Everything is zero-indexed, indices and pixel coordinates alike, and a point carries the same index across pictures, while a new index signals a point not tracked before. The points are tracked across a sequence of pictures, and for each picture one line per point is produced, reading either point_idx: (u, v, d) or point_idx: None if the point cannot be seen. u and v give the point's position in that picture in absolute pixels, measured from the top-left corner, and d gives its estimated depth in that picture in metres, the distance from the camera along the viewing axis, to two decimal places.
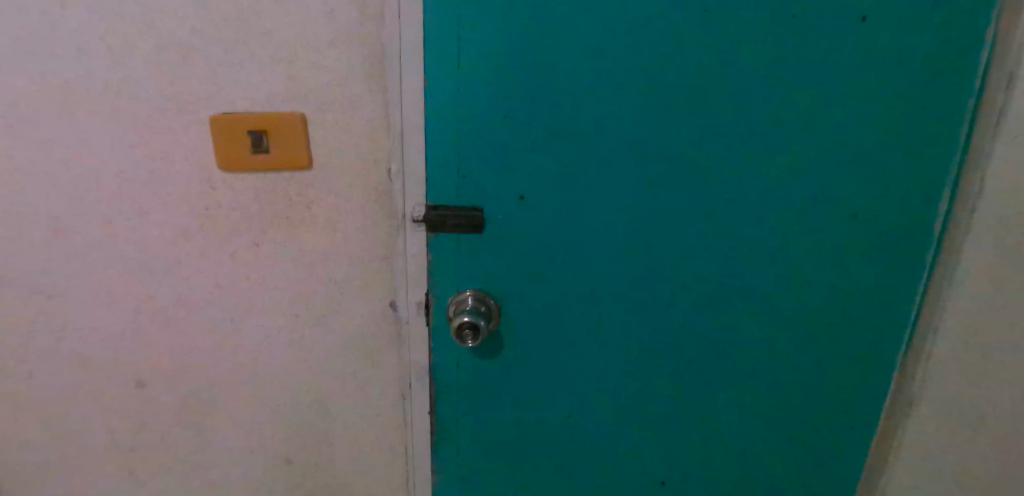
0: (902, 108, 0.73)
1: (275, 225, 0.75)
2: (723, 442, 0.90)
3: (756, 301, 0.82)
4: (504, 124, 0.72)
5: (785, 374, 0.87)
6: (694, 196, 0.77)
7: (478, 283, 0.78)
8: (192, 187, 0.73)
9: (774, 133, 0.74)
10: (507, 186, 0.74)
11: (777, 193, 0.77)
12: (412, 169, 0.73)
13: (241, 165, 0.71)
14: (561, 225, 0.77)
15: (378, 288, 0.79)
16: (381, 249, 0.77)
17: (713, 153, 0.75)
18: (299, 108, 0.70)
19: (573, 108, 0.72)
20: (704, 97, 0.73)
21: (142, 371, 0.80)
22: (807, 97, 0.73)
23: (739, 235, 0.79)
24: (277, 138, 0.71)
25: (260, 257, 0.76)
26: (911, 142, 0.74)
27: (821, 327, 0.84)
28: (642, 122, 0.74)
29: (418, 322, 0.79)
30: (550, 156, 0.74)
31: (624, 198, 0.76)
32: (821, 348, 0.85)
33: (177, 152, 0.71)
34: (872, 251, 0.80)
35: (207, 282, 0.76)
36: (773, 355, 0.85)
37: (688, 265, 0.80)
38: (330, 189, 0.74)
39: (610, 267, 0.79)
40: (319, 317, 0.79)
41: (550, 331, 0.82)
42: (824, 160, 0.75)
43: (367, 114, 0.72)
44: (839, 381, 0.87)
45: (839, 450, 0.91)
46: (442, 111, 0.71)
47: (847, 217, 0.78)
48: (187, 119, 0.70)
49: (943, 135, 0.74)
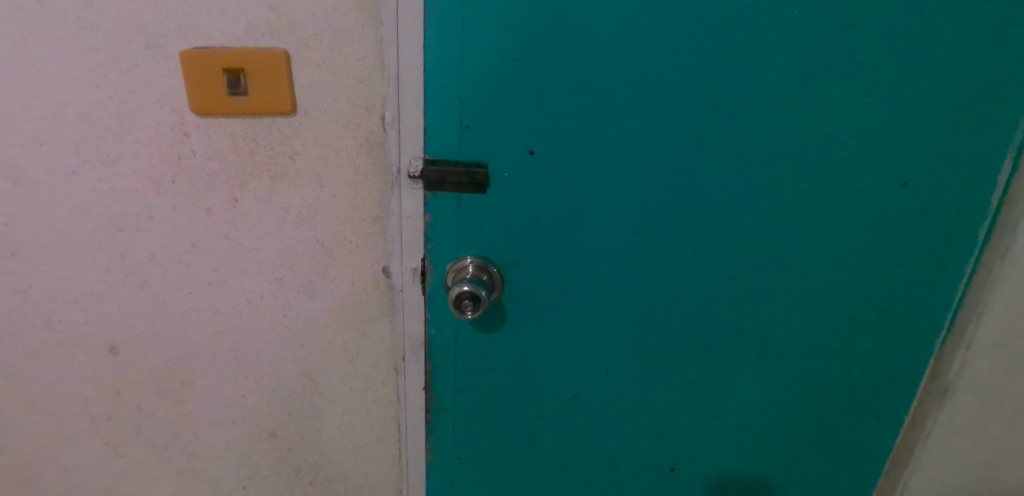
0: (969, 61, 0.65)
1: (255, 178, 0.67)
2: (740, 429, 0.83)
3: (785, 280, 0.75)
4: (514, 68, 0.63)
5: (810, 358, 0.79)
6: (723, 160, 0.68)
7: (480, 249, 0.71)
8: (163, 134, 0.65)
9: (817, 91, 0.66)
10: (516, 140, 0.66)
11: (818, 160, 0.69)
12: (409, 117, 0.65)
13: (217, 109, 0.63)
14: (574, 188, 0.69)
15: (369, 252, 0.71)
16: (373, 208, 0.69)
17: (747, 111, 0.66)
18: (281, 44, 0.62)
19: (594, 52, 0.63)
20: (740, 47, 0.64)
21: (116, 335, 0.75)
22: (856, 52, 0.64)
23: (773, 206, 0.71)
24: (257, 78, 0.62)
25: (239, 215, 0.68)
26: (968, 106, 0.66)
27: (857, 308, 0.76)
28: (670, 73, 0.65)
29: (413, 290, 0.72)
30: (564, 107, 0.65)
31: (647, 158, 0.68)
32: (854, 333, 0.78)
33: (145, 93, 0.63)
34: (917, 228, 0.72)
35: (182, 241, 0.69)
36: (799, 338, 0.78)
37: (712, 236, 0.72)
38: (316, 139, 0.65)
39: (627, 234, 0.71)
40: (305, 282, 0.72)
41: (557, 304, 0.75)
42: (869, 124, 0.67)
43: (358, 54, 0.63)
44: (869, 368, 0.80)
45: (864, 441, 0.84)
46: (444, 52, 0.62)
47: (895, 185, 0.70)
48: (156, 55, 0.62)
49: (1013, 93, 0.66)
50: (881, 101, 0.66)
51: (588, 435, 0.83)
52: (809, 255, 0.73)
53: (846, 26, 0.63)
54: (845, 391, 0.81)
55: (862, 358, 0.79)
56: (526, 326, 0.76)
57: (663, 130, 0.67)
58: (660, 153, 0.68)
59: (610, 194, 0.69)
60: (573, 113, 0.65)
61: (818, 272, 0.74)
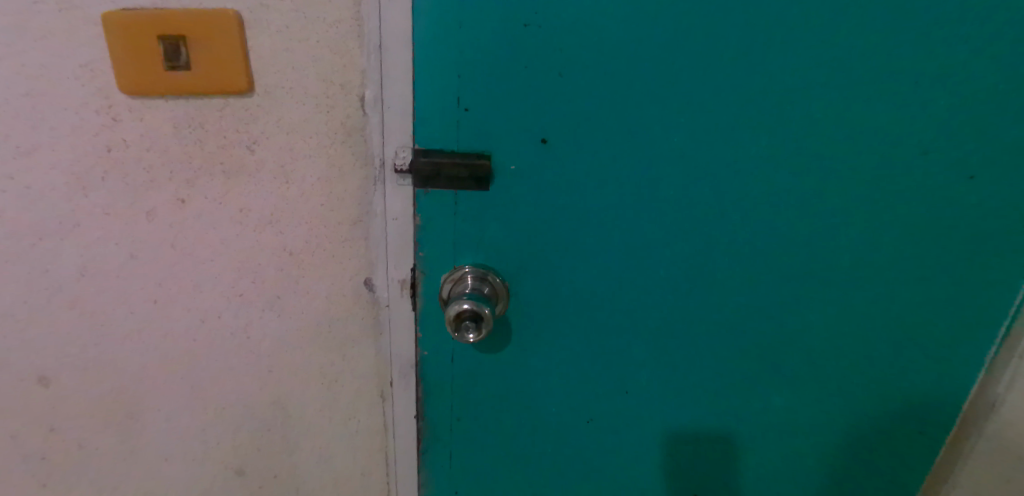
0: None
1: (205, 173, 0.54)
2: (764, 452, 0.71)
3: (822, 284, 0.62)
4: (525, 36, 0.51)
5: (862, 382, 0.67)
6: (770, 146, 0.56)
7: (482, 257, 0.59)
8: (87, 120, 0.52)
9: (892, 63, 0.54)
10: (525, 125, 0.54)
11: (885, 145, 0.57)
12: (394, 98, 0.52)
13: (153, 88, 0.50)
14: (592, 180, 0.57)
15: (348, 262, 0.59)
16: (352, 209, 0.56)
17: (804, 88, 0.54)
18: (231, 4, 0.49)
19: (621, 15, 0.51)
20: (801, 8, 0.52)
21: (45, 364, 0.62)
22: (944, 14, 0.52)
23: (829, 203, 0.59)
24: (201, 48, 0.49)
25: (188, 219, 0.56)
26: None
27: (921, 325, 0.64)
28: (711, 40, 0.53)
29: (402, 306, 0.61)
30: (582, 83, 0.53)
31: (681, 145, 0.56)
32: (916, 354, 0.65)
33: (62, 68, 0.50)
34: (998, 229, 0.59)
35: (119, 249, 0.57)
36: (851, 359, 0.66)
37: (755, 238, 0.60)
38: (280, 124, 0.53)
39: (654, 236, 0.60)
40: (271, 298, 0.60)
41: (570, 320, 0.63)
42: (952, 103, 0.55)
43: (330, 16, 0.50)
44: (929, 394, 0.67)
45: (899, 464, 0.71)
46: (437, 14, 0.50)
47: (960, 179, 0.58)
48: (73, 18, 0.49)
49: None
50: (956, 72, 0.54)
51: (604, 464, 0.72)
52: (867, 259, 0.61)
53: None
54: (899, 421, 0.69)
55: (922, 383, 0.67)
56: (535, 344, 0.64)
57: (701, 110, 0.55)
58: (697, 140, 0.56)
59: (636, 189, 0.57)
60: (593, 90, 0.54)
61: (875, 280, 0.62)
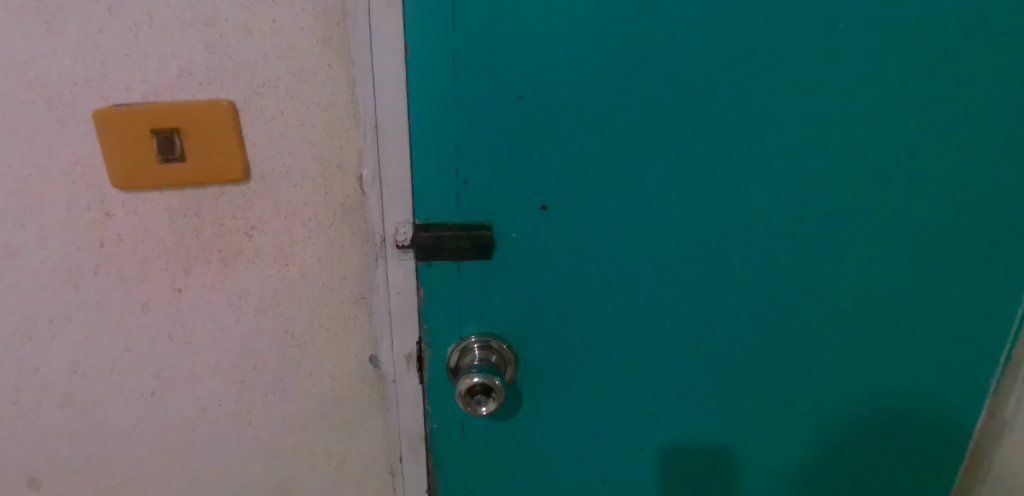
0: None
1: (202, 261, 0.53)
2: None
3: (832, 328, 0.61)
4: (519, 109, 0.51)
5: (875, 422, 0.66)
6: (769, 199, 0.56)
7: (488, 326, 0.58)
8: (78, 216, 0.50)
9: (884, 111, 0.54)
10: (525, 193, 0.54)
11: (882, 189, 0.57)
12: (393, 175, 0.52)
13: (146, 180, 0.49)
14: (594, 242, 0.56)
15: (352, 339, 0.57)
16: (354, 287, 0.55)
17: (800, 140, 0.55)
18: (225, 94, 0.48)
19: (612, 83, 0.52)
20: (792, 64, 0.52)
21: (37, 466, 0.59)
22: (931, 61, 0.53)
23: (832, 250, 0.59)
24: (196, 139, 0.48)
25: (185, 308, 0.54)
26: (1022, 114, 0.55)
27: (930, 360, 0.63)
28: (703, 101, 0.53)
29: (409, 380, 0.59)
30: (579, 149, 0.53)
31: (680, 203, 0.56)
32: (925, 389, 0.65)
33: (50, 166, 0.49)
34: (995, 262, 0.60)
35: (114, 343, 0.55)
36: (863, 400, 0.65)
37: (760, 288, 0.60)
38: (278, 209, 0.52)
39: (660, 293, 0.59)
40: (273, 381, 0.58)
41: (580, 381, 0.62)
42: (942, 145, 0.56)
43: (324, 100, 0.50)
44: (942, 426, 0.66)
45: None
46: (432, 92, 0.50)
47: (950, 214, 0.58)
48: (62, 116, 0.48)
49: None
50: (942, 118, 0.55)
51: None
52: (872, 299, 0.61)
53: (917, 30, 0.52)
54: (913, 457, 0.68)
55: (934, 418, 0.66)
56: (546, 409, 0.63)
57: (697, 168, 0.55)
58: (698, 197, 0.56)
59: (639, 248, 0.57)
60: (590, 154, 0.54)
61: (882, 320, 0.61)
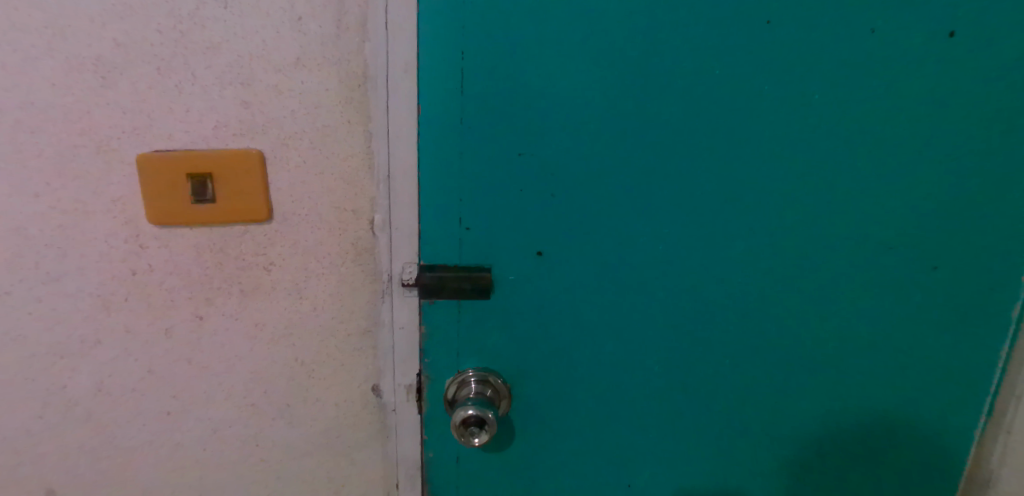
0: (992, 138, 0.57)
1: (223, 292, 0.58)
2: None
3: (816, 377, 0.64)
4: (519, 163, 0.56)
5: (860, 470, 0.67)
6: (752, 253, 0.60)
7: (484, 362, 0.62)
8: (115, 247, 0.55)
9: (862, 174, 0.58)
10: (522, 239, 0.58)
11: (862, 249, 0.60)
12: (401, 220, 0.57)
13: (179, 219, 0.54)
14: (587, 286, 0.60)
15: (357, 370, 0.61)
16: (361, 320, 0.60)
17: (783, 199, 0.58)
18: (255, 144, 0.54)
19: (606, 140, 0.56)
20: (773, 130, 0.56)
21: (53, 479, 0.62)
22: (906, 132, 0.57)
23: (814, 304, 0.61)
24: (226, 183, 0.54)
25: (205, 334, 0.59)
26: (992, 181, 0.58)
27: (912, 413, 0.65)
28: (690, 161, 0.57)
29: (408, 410, 0.63)
30: (575, 202, 0.57)
31: (668, 253, 0.59)
32: (909, 442, 0.66)
33: (95, 202, 0.54)
34: (974, 320, 0.62)
35: (137, 365, 0.59)
36: (849, 451, 0.66)
37: (745, 337, 0.62)
38: (296, 247, 0.57)
39: (648, 337, 0.62)
40: (281, 406, 0.62)
41: (571, 418, 0.65)
42: (921, 209, 0.59)
43: (343, 151, 0.55)
44: (928, 476, 0.67)
45: None
46: (441, 147, 0.55)
47: (925, 270, 0.60)
48: (109, 158, 0.53)
49: None
50: (918, 183, 0.58)
51: None
52: (854, 352, 0.63)
53: (894, 104, 0.56)
54: None
55: (918, 466, 0.67)
56: (538, 444, 0.66)
57: (684, 221, 0.58)
58: (685, 250, 0.59)
59: (628, 295, 0.61)
60: (584, 207, 0.58)
61: (865, 372, 0.64)
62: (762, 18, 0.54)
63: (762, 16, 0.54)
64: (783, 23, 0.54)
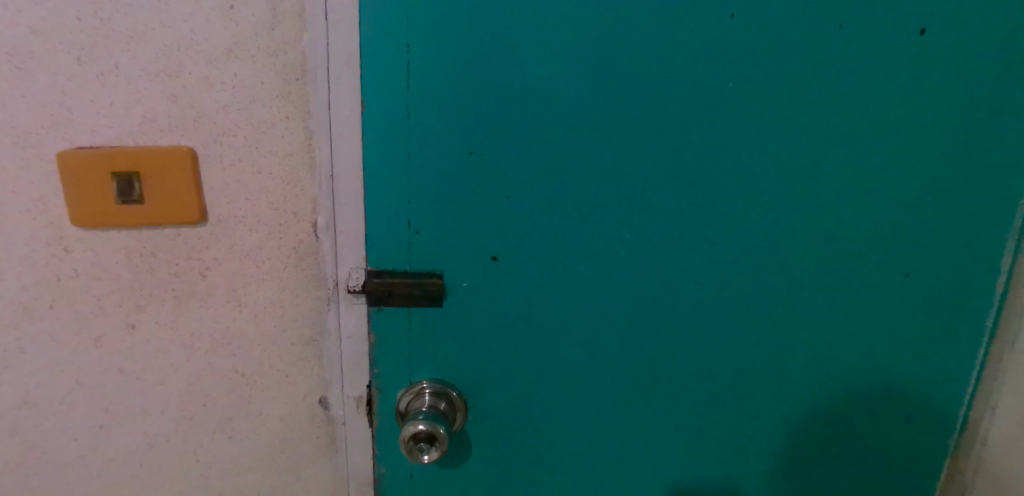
0: (968, 138, 0.54)
1: (155, 299, 0.54)
2: None
3: (788, 388, 0.60)
4: (471, 163, 0.53)
5: (831, 485, 0.64)
6: (720, 258, 0.56)
7: (438, 373, 0.59)
8: (37, 251, 0.52)
9: (834, 176, 0.55)
10: (476, 243, 0.55)
11: (837, 257, 0.57)
12: (346, 223, 0.53)
13: (105, 221, 0.51)
14: (545, 293, 0.57)
15: (302, 381, 0.58)
16: (306, 329, 0.56)
17: (750, 202, 0.55)
18: (186, 141, 0.50)
19: (564, 138, 0.53)
20: (740, 129, 0.53)
21: None
22: (879, 132, 0.54)
23: (788, 315, 0.58)
24: (154, 183, 0.50)
25: (137, 344, 0.55)
26: (968, 182, 0.55)
27: (885, 426, 0.62)
28: (653, 160, 0.54)
29: (359, 423, 0.60)
30: (530, 204, 0.54)
31: (632, 259, 0.56)
32: (877, 455, 0.63)
33: (14, 203, 0.50)
34: (955, 332, 0.59)
35: (65, 377, 0.55)
36: (817, 466, 0.63)
37: (717, 349, 0.59)
38: (232, 251, 0.53)
39: (612, 348, 0.59)
40: (222, 419, 0.58)
41: (531, 432, 0.61)
42: (898, 216, 0.56)
43: (282, 150, 0.52)
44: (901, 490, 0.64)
45: None
46: (387, 145, 0.52)
47: (897, 278, 0.57)
48: (27, 156, 0.49)
49: (1011, 163, 0.55)
50: (892, 185, 0.55)
51: None
52: (829, 366, 0.60)
53: (867, 102, 0.53)
54: None
55: (891, 480, 0.64)
56: (496, 458, 0.62)
57: (647, 225, 0.55)
58: (650, 256, 0.56)
59: (591, 304, 0.57)
60: (541, 209, 0.54)
61: (835, 384, 0.60)
62: (728, 10, 0.50)
63: (728, 8, 0.50)
64: (750, 15, 0.51)
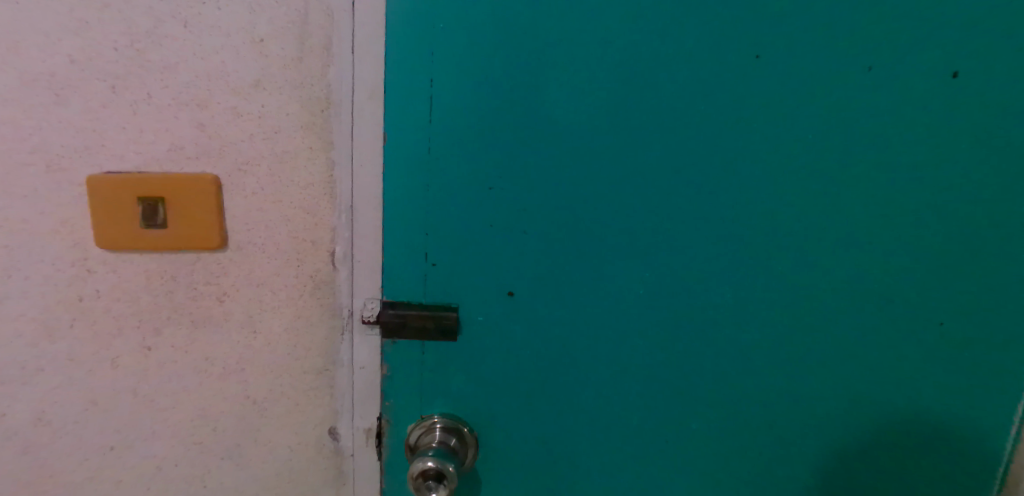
0: (1003, 185, 0.52)
1: (172, 323, 0.54)
2: None
3: (812, 439, 0.57)
4: (489, 198, 0.53)
5: None
6: (741, 301, 0.55)
7: (449, 408, 0.58)
8: (62, 271, 0.52)
9: (861, 220, 0.53)
10: (492, 278, 0.54)
11: (869, 307, 0.54)
12: (363, 253, 0.54)
13: (128, 245, 0.51)
14: (560, 331, 0.56)
15: (313, 410, 0.57)
16: (318, 358, 0.56)
17: (773, 244, 0.54)
18: (211, 169, 0.51)
19: (581, 175, 0.52)
20: (763, 170, 0.52)
21: None
22: (908, 177, 0.52)
23: (812, 362, 0.56)
24: (178, 209, 0.51)
25: (151, 366, 0.55)
26: (1005, 230, 0.53)
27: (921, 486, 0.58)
28: (673, 199, 0.53)
29: (367, 456, 0.59)
30: (547, 240, 0.54)
31: (650, 298, 0.55)
32: None
33: (43, 223, 0.51)
34: (1001, 394, 0.56)
35: (80, 396, 0.56)
36: None
37: (739, 397, 0.57)
38: (250, 278, 0.54)
39: (627, 388, 0.57)
40: (230, 445, 0.58)
41: (542, 473, 0.59)
42: (929, 263, 0.54)
43: (303, 179, 0.52)
44: None
45: None
46: (407, 177, 0.52)
47: (927, 326, 0.55)
48: (58, 179, 0.51)
49: None
50: (922, 231, 0.53)
51: None
52: (864, 423, 0.57)
53: (894, 146, 0.52)
54: None
55: None
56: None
57: (666, 264, 0.54)
58: (669, 297, 0.55)
59: (606, 342, 0.56)
60: (558, 245, 0.54)
61: (863, 436, 0.57)
62: (751, 52, 0.50)
63: (750, 50, 0.50)
64: (774, 56, 0.50)
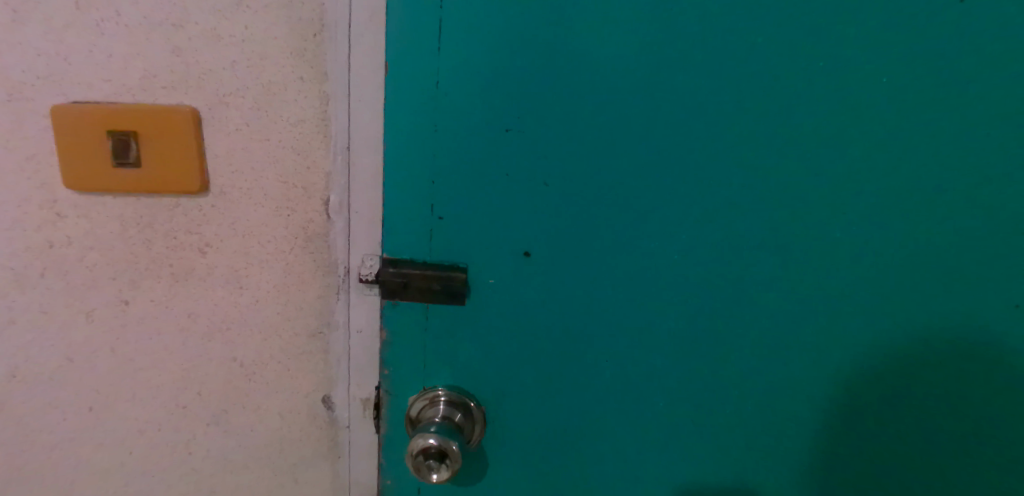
0: None
1: (151, 275, 0.49)
2: None
3: (863, 429, 0.50)
4: (505, 142, 0.45)
5: None
6: (793, 269, 0.47)
7: (454, 380, 0.52)
8: (29, 214, 0.47)
9: (941, 179, 0.45)
10: (506, 236, 0.48)
11: (946, 285, 0.47)
12: (361, 203, 0.47)
13: (98, 186, 0.46)
14: (582, 298, 0.49)
15: (305, 376, 0.52)
16: (311, 319, 0.51)
17: (835, 204, 0.46)
18: (189, 101, 0.45)
19: (613, 118, 0.45)
20: (828, 116, 0.44)
21: None
22: (1002, 129, 0.44)
23: (871, 342, 0.48)
24: (151, 145, 0.45)
25: (129, 322, 0.50)
26: None
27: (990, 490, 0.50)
28: (719, 149, 0.45)
29: (364, 428, 0.53)
30: (570, 194, 0.47)
31: (687, 263, 0.48)
32: None
33: (7, 160, 0.46)
34: None
35: (54, 352, 0.51)
36: None
37: (784, 382, 0.50)
38: (235, 227, 0.48)
39: (655, 364, 0.50)
40: (216, 410, 0.53)
41: (556, 455, 0.54)
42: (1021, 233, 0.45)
43: (293, 116, 0.46)
44: None
45: None
46: (411, 116, 0.45)
47: (1013, 307, 0.47)
48: (20, 109, 0.45)
49: None
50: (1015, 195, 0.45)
51: None
52: (928, 425, 0.50)
53: (989, 92, 0.43)
54: None
55: None
56: (514, 481, 0.55)
57: (706, 225, 0.47)
58: (709, 264, 0.48)
59: (634, 312, 0.49)
60: (583, 200, 0.47)
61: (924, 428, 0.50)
62: None
63: None
64: None
